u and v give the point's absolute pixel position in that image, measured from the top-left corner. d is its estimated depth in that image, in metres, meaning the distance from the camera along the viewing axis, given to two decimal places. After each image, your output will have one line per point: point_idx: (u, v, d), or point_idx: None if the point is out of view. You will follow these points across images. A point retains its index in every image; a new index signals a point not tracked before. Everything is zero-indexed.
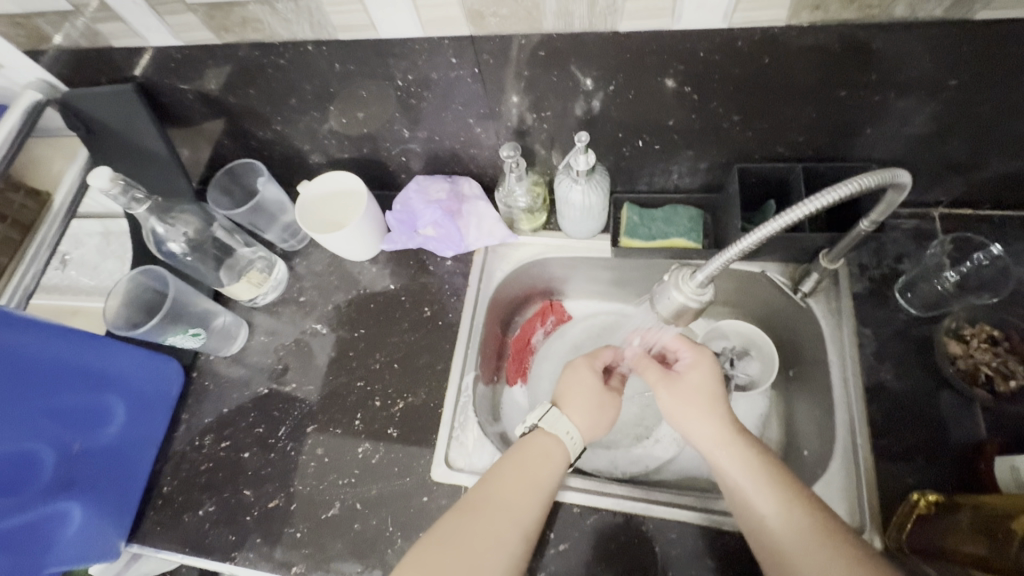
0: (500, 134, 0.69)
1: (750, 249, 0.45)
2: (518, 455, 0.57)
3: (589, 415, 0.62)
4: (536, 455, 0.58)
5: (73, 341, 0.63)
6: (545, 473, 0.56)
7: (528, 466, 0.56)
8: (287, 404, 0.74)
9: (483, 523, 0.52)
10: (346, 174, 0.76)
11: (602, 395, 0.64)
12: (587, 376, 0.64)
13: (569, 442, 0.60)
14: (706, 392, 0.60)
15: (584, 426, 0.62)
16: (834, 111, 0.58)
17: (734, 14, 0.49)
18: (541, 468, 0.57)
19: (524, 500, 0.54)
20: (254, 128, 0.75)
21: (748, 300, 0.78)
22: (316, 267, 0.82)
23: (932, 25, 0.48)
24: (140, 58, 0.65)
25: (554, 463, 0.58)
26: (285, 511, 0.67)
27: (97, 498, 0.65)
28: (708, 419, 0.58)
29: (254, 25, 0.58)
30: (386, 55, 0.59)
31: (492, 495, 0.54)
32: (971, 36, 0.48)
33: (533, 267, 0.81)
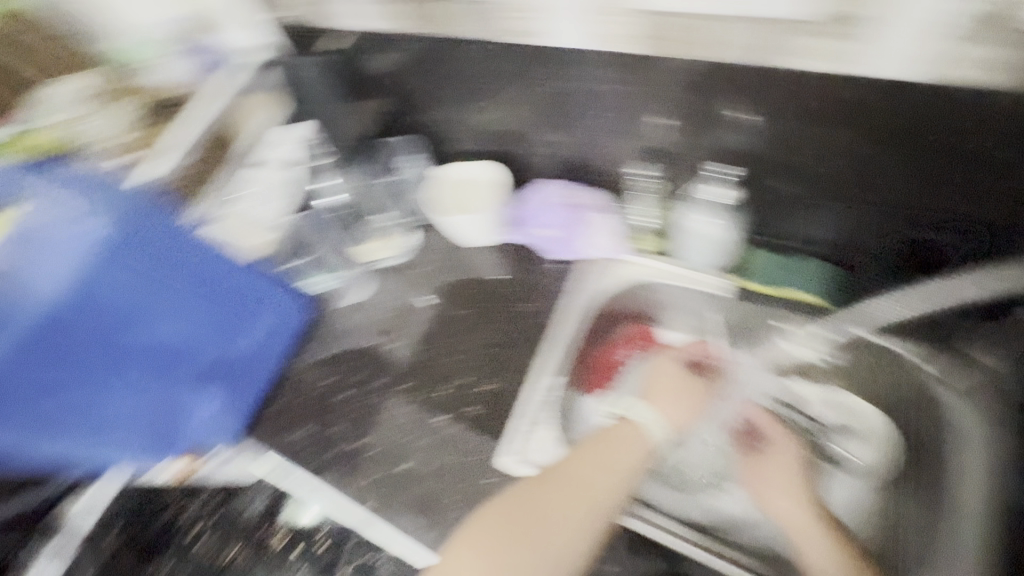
0: (638, 149, 0.72)
1: None
2: (602, 440, 0.63)
3: (673, 405, 0.68)
4: (619, 442, 0.63)
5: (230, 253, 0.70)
6: (622, 459, 0.61)
7: (610, 451, 0.62)
8: (387, 360, 0.80)
9: (561, 490, 0.58)
10: (482, 165, 0.83)
11: (686, 381, 0.71)
12: (671, 369, 0.72)
13: (653, 429, 0.65)
14: (790, 475, 0.64)
15: (669, 413, 0.67)
16: (1000, 181, 0.57)
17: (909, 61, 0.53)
18: (619, 455, 0.62)
19: (597, 487, 0.59)
20: (415, 111, 0.83)
21: (872, 373, 0.70)
22: (433, 243, 0.87)
23: None
24: (349, 39, 0.77)
25: (630, 452, 0.63)
26: (361, 454, 0.73)
27: (231, 394, 0.74)
28: (797, 503, 0.61)
29: (456, 23, 0.69)
30: (556, 62, 0.67)
31: (573, 467, 0.60)
32: None
33: (640, 290, 0.79)
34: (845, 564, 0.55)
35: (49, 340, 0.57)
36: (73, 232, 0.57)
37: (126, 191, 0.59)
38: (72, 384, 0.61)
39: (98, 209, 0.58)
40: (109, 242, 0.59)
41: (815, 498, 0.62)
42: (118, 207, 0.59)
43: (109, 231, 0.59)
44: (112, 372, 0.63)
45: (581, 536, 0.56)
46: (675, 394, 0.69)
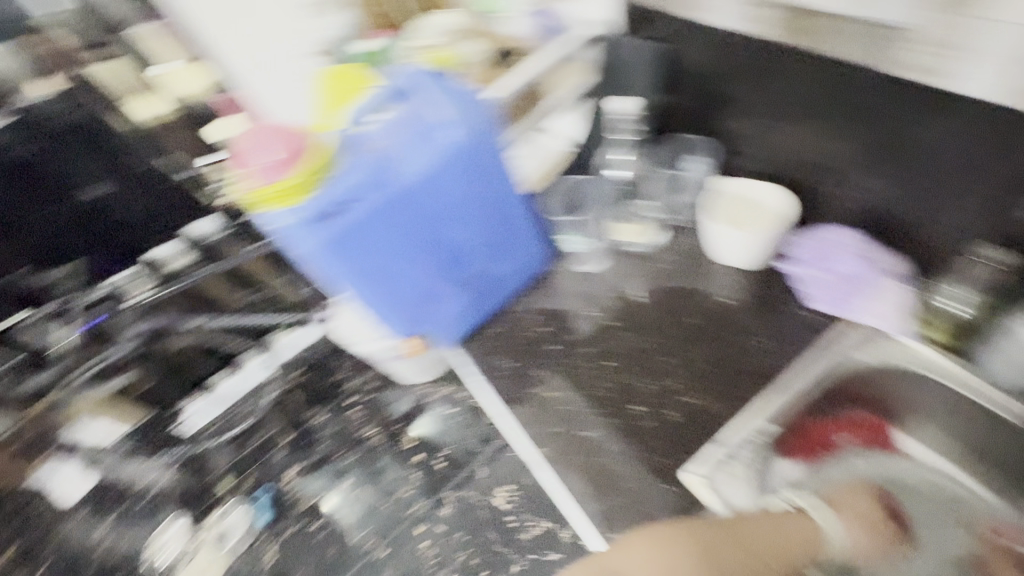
0: (978, 226, 0.65)
1: None
2: (782, 520, 0.64)
3: (862, 530, 0.68)
4: (797, 534, 0.64)
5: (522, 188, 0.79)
6: (789, 544, 0.63)
7: (783, 533, 0.63)
8: (600, 333, 0.84)
9: (735, 539, 0.59)
10: (773, 190, 0.80)
11: (872, 520, 0.69)
12: (864, 501, 0.70)
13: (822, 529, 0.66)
14: None
15: (857, 536, 0.68)
16: None
17: None
18: (789, 539, 0.63)
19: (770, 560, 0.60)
20: (719, 116, 0.82)
21: None
22: (680, 247, 0.88)
23: None
24: (692, 31, 0.77)
25: (797, 544, 0.63)
26: (556, 405, 0.78)
27: (471, 304, 0.82)
28: None
29: (828, 39, 0.64)
30: (928, 107, 0.61)
31: (749, 526, 0.61)
32: None
33: (899, 377, 0.71)
34: None
35: (397, 211, 0.65)
36: (439, 130, 0.67)
37: (486, 109, 0.69)
38: (390, 256, 0.68)
39: (466, 116, 0.67)
40: (465, 145, 0.67)
41: None
42: (479, 120, 0.68)
43: (467, 137, 0.67)
44: (417, 255, 0.70)
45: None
46: (862, 517, 0.69)
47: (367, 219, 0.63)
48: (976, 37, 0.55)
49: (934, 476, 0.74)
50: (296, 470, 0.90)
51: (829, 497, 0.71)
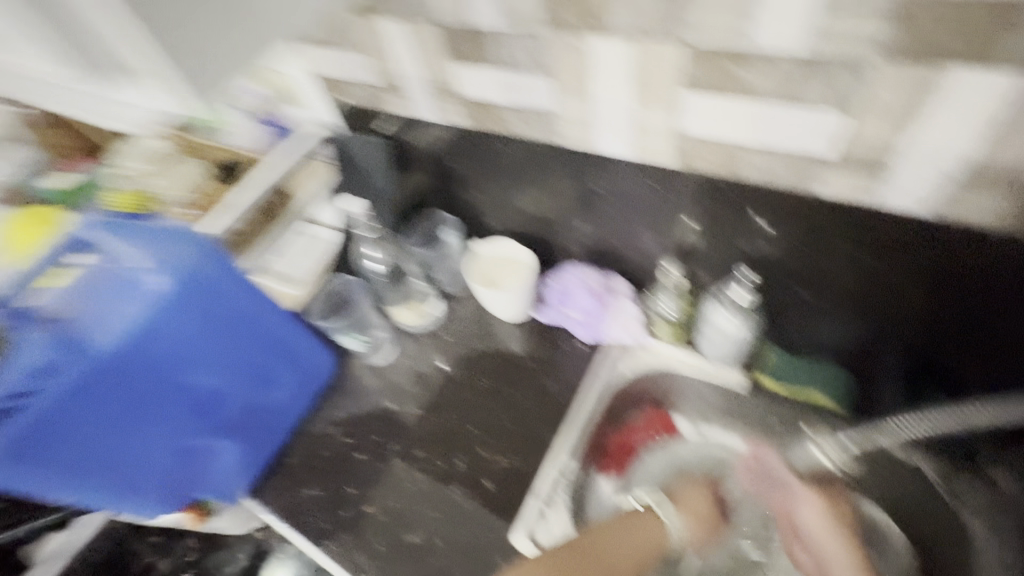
0: (666, 246, 0.74)
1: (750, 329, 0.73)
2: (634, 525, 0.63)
3: (694, 523, 0.67)
4: (645, 531, 0.63)
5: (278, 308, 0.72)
6: (648, 549, 0.61)
7: (642, 540, 0.62)
8: (408, 422, 0.81)
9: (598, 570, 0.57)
10: (517, 247, 0.88)
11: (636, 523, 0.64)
12: (641, 533, 0.63)
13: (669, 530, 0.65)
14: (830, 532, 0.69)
15: (688, 528, 0.67)
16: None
17: (931, 202, 0.52)
18: (646, 545, 0.62)
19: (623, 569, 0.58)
20: (458, 190, 0.88)
21: (872, 479, 0.73)
22: (465, 312, 0.92)
23: (1011, 262, 0.51)
24: (402, 123, 0.82)
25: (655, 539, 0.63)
26: (376, 518, 0.73)
27: (251, 445, 0.74)
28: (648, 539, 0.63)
29: (499, 120, 0.70)
30: (593, 165, 0.68)
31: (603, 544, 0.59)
32: (970, 260, 0.53)
33: (660, 375, 0.83)
34: None
35: (95, 389, 0.55)
36: (135, 281, 0.58)
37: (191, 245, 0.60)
38: (110, 438, 0.58)
39: (164, 260, 0.58)
40: (168, 293, 0.58)
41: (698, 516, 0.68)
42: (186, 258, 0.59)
43: (171, 283, 0.58)
44: (149, 424, 0.61)
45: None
46: (696, 515, 0.68)
47: (55, 411, 0.53)
48: (594, 112, 0.61)
49: (712, 447, 0.85)
50: None
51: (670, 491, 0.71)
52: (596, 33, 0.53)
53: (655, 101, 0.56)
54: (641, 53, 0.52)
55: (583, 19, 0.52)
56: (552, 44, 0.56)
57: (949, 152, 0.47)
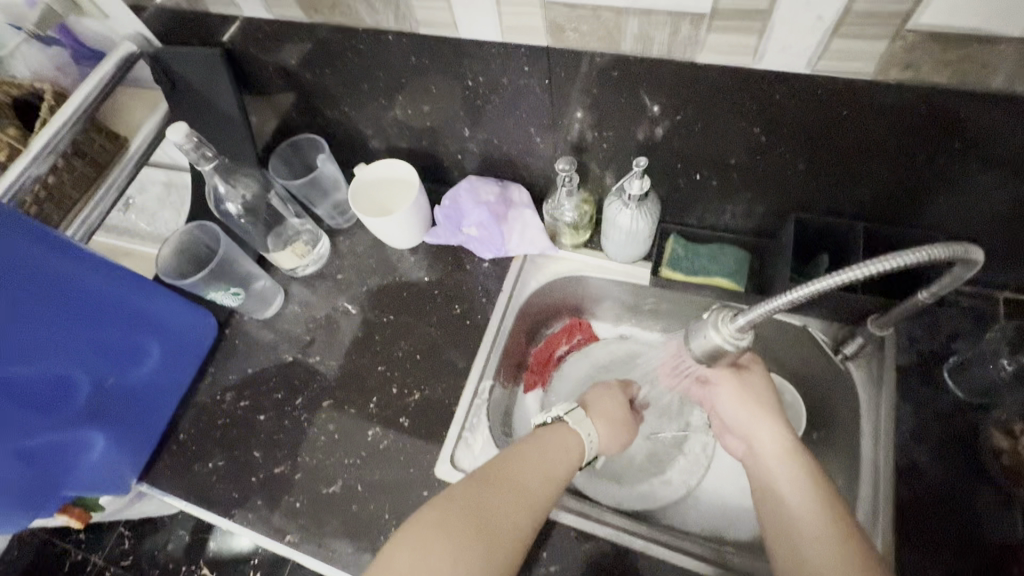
0: (556, 144, 0.69)
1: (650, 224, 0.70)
2: (542, 441, 0.57)
3: (609, 425, 0.63)
4: (558, 445, 0.58)
5: (111, 274, 0.62)
6: (559, 465, 0.56)
7: (551, 455, 0.56)
8: (311, 373, 0.74)
9: (508, 501, 0.51)
10: (400, 163, 0.77)
11: (543, 441, 0.58)
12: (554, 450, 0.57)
13: (586, 442, 0.60)
14: (756, 393, 0.63)
15: (603, 434, 0.62)
16: (903, 173, 0.57)
17: (819, 61, 0.49)
18: (558, 460, 0.57)
19: (541, 492, 0.53)
20: (322, 106, 0.75)
21: (774, 350, 0.77)
22: (358, 247, 0.83)
23: (890, 109, 0.51)
24: (232, 25, 0.67)
25: (570, 455, 0.58)
26: (288, 478, 0.68)
27: (123, 430, 0.66)
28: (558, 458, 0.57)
29: (343, 9, 0.58)
30: (463, 55, 0.59)
31: (513, 473, 0.54)
32: (853, 112, 0.52)
33: (571, 283, 0.80)
34: (823, 503, 0.54)
35: None
36: None
37: None
38: None
39: None
40: None
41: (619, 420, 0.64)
42: None
43: None
44: None
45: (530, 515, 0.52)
46: (613, 420, 0.64)
47: None
48: None
49: (630, 345, 0.85)
50: None
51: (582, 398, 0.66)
52: None
53: None
54: None
55: None
56: None
57: None
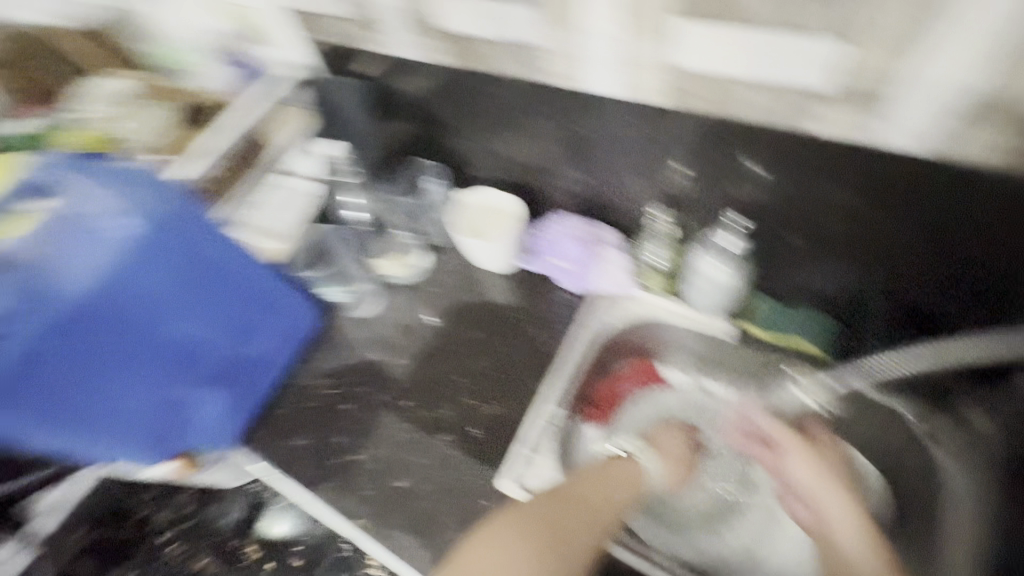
0: (655, 192, 0.73)
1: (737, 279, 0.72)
2: (615, 471, 0.64)
3: (672, 462, 0.70)
4: (627, 478, 0.63)
5: (252, 260, 0.71)
6: (628, 495, 0.62)
7: (619, 482, 0.62)
8: (397, 372, 0.81)
9: (579, 515, 0.54)
10: (503, 195, 0.86)
11: (614, 468, 0.64)
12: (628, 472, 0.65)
13: (651, 472, 0.68)
14: (832, 470, 0.65)
15: (666, 470, 0.69)
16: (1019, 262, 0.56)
17: (931, 140, 0.51)
18: (626, 491, 0.62)
19: (605, 516, 0.56)
20: (443, 136, 0.85)
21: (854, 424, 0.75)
22: (452, 265, 0.91)
23: (1003, 193, 0.52)
24: (384, 64, 0.78)
25: (638, 491, 0.63)
26: (364, 466, 0.74)
27: (236, 396, 0.74)
28: (627, 489, 0.62)
29: (484, 57, 0.67)
30: (583, 105, 0.66)
31: (584, 496, 0.56)
32: (961, 192, 0.53)
33: (649, 326, 0.82)
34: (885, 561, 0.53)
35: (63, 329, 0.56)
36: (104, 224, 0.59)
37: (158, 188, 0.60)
38: (77, 380, 0.58)
39: (136, 203, 0.58)
40: (135, 237, 0.59)
41: (682, 463, 0.71)
42: (159, 201, 0.60)
43: (144, 225, 0.59)
44: (124, 371, 0.62)
45: (595, 540, 0.53)
46: (672, 457, 0.70)
47: (28, 352, 0.54)
48: (584, 47, 0.59)
49: (696, 396, 0.85)
50: None
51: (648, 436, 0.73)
52: None
53: (648, 32, 0.54)
54: None
55: None
56: None
57: (949, 81, 0.46)
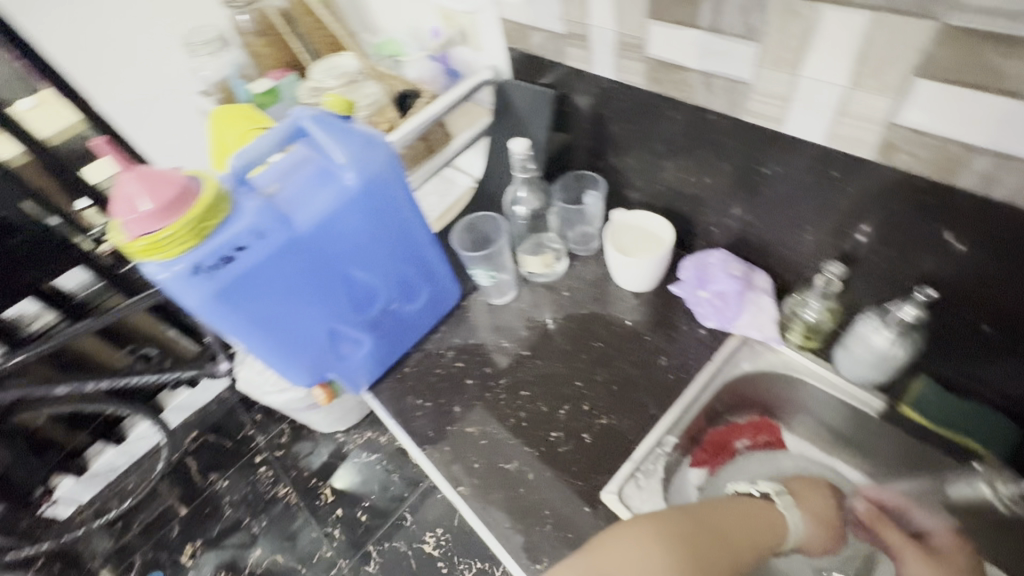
0: (827, 247, 0.70)
1: (905, 355, 0.68)
2: (753, 508, 0.63)
3: (814, 522, 0.68)
4: (767, 519, 0.63)
5: (427, 226, 0.79)
6: (765, 534, 0.62)
7: (758, 520, 0.62)
8: (517, 363, 0.85)
9: (724, 543, 0.55)
10: (659, 220, 0.87)
11: (756, 506, 0.64)
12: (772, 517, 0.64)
13: (791, 525, 0.65)
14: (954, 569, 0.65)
15: (809, 527, 0.67)
16: None
17: None
18: (764, 529, 0.62)
19: (745, 551, 0.57)
20: (610, 153, 0.88)
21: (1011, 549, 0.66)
22: (588, 275, 0.93)
23: None
24: (575, 78, 0.83)
25: (775, 532, 0.63)
26: (475, 440, 0.78)
27: (381, 344, 0.83)
28: (766, 530, 0.62)
29: (681, 85, 0.69)
30: (774, 146, 0.65)
31: (727, 526, 0.57)
32: None
33: (782, 380, 0.79)
34: None
35: (290, 257, 0.64)
36: (332, 173, 0.66)
37: (379, 148, 0.67)
38: (287, 303, 0.67)
39: (364, 158, 0.66)
40: (356, 188, 0.66)
41: (823, 522, 0.69)
42: (379, 160, 0.67)
43: (366, 178, 0.66)
44: (319, 302, 0.70)
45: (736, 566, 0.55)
46: (818, 517, 0.69)
47: (262, 271, 0.62)
48: (797, 88, 0.58)
49: (815, 467, 0.81)
50: (233, 498, 1.38)
51: (792, 488, 0.71)
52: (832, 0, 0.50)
53: (876, 84, 0.53)
54: (877, 26, 0.49)
55: None
56: (773, 6, 0.54)
57: None
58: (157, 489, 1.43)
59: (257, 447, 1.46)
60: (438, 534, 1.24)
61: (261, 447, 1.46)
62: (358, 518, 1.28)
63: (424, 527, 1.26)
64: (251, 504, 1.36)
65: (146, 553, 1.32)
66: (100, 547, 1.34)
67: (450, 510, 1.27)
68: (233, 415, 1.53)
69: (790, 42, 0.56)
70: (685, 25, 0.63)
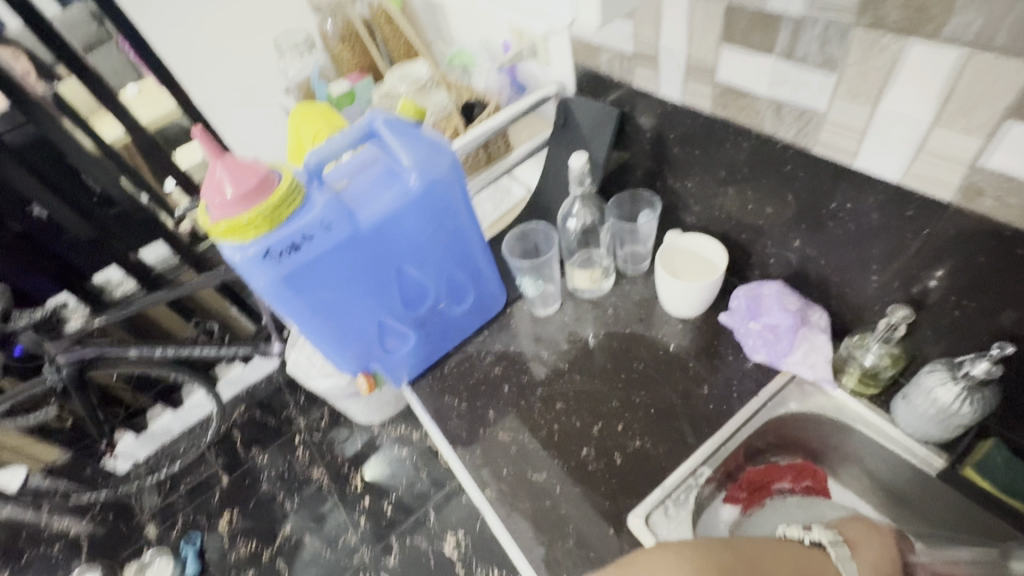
0: (895, 290, 0.66)
1: (973, 416, 0.63)
2: (799, 558, 0.58)
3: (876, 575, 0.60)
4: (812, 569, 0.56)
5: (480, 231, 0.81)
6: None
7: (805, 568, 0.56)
8: (555, 375, 0.85)
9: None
10: (715, 247, 0.85)
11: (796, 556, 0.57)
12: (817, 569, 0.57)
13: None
14: None
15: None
16: None
17: None
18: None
19: None
20: (669, 175, 0.87)
21: None
22: (634, 295, 0.93)
23: None
24: (640, 98, 0.83)
25: None
26: (506, 446, 0.79)
27: (426, 342, 0.85)
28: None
29: (750, 112, 0.68)
30: (844, 181, 0.63)
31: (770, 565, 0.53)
32: None
33: (832, 425, 0.75)
34: None
35: (350, 250, 0.67)
36: (397, 174, 0.69)
37: (443, 153, 0.70)
38: (343, 293, 0.70)
39: (429, 163, 0.69)
40: (418, 190, 0.69)
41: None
42: (442, 166, 0.70)
43: (429, 182, 0.69)
44: (372, 295, 0.74)
45: None
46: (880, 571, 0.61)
47: (325, 260, 0.66)
48: (873, 122, 0.56)
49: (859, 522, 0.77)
50: (270, 474, 1.44)
51: (844, 535, 0.65)
52: (920, 35, 0.48)
53: (963, 124, 0.50)
54: (968, 64, 0.47)
55: (911, 16, 0.48)
56: (855, 38, 0.53)
57: None
58: (203, 456, 1.51)
59: (297, 427, 1.52)
60: (458, 536, 1.25)
61: (301, 428, 1.52)
62: (384, 510, 1.32)
63: (446, 527, 1.27)
64: (286, 481, 1.42)
65: (187, 515, 1.40)
66: (147, 503, 1.44)
67: (473, 514, 1.28)
68: (278, 394, 1.61)
69: (870, 75, 0.54)
70: (759, 52, 0.62)
